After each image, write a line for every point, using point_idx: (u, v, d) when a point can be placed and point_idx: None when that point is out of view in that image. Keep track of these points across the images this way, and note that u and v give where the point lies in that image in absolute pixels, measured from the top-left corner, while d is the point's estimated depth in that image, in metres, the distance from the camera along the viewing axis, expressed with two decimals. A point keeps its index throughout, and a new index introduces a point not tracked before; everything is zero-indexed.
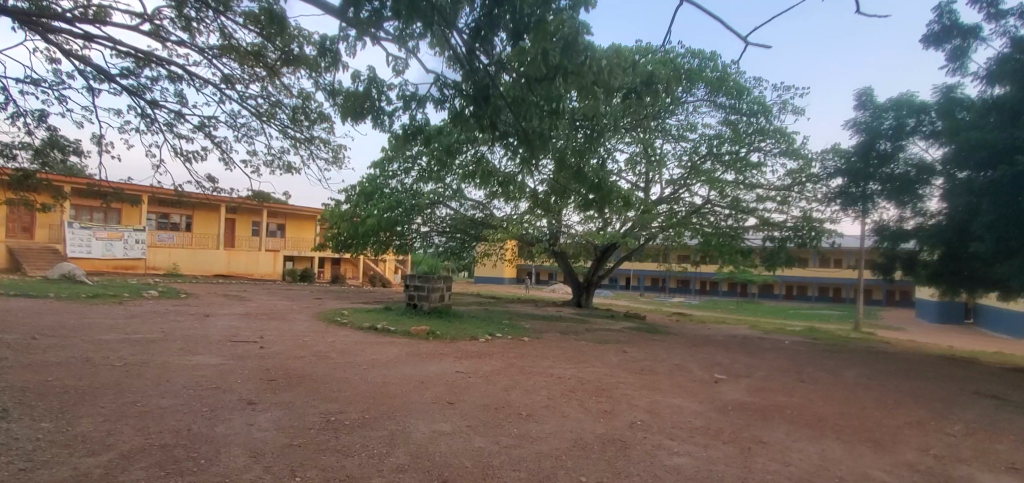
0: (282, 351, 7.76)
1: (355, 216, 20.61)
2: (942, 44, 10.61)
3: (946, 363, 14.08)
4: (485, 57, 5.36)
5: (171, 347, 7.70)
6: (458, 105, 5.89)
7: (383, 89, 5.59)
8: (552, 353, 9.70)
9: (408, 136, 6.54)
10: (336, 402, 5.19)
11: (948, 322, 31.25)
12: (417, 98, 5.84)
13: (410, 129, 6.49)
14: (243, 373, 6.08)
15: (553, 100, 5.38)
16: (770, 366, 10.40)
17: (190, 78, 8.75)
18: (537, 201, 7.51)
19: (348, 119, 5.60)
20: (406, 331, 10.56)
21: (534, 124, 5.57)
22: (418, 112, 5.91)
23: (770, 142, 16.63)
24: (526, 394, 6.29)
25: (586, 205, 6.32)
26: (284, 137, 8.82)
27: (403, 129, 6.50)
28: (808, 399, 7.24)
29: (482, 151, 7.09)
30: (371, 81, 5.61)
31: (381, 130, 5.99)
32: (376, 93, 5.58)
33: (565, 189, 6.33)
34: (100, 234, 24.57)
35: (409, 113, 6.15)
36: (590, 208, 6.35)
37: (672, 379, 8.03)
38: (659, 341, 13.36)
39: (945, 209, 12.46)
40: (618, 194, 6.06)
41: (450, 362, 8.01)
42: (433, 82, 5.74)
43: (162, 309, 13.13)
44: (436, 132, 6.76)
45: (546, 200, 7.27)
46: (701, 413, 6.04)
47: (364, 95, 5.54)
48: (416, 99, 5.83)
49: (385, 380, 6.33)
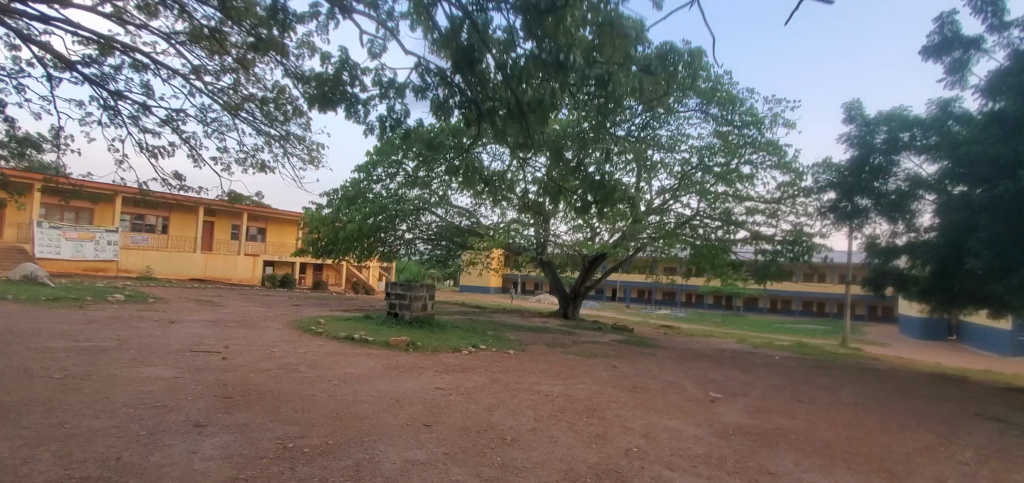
0: (247, 364, 7.15)
1: (336, 221, 19.93)
2: (942, 56, 10.60)
3: (938, 381, 13.85)
4: (478, 23, 4.90)
5: (123, 358, 7.00)
6: (442, 93, 5.44)
7: (354, 72, 5.18)
8: (539, 367, 9.20)
9: (386, 130, 6.05)
10: (296, 425, 4.61)
11: (932, 339, 31.40)
12: (396, 85, 5.41)
13: (388, 122, 6.03)
14: (196, 389, 5.46)
15: (559, 53, 4.76)
16: (765, 383, 10.03)
17: (155, 67, 8.19)
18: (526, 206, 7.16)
19: (316, 109, 5.13)
20: (384, 342, 9.98)
21: (530, 100, 5.14)
22: (396, 100, 5.46)
23: (761, 154, 16.41)
24: (510, 415, 5.77)
25: (585, 200, 5.98)
26: (256, 133, 8.28)
27: (379, 121, 6.00)
28: (810, 422, 6.83)
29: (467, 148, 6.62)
30: (341, 66, 5.19)
31: (355, 120, 5.55)
32: (347, 76, 5.16)
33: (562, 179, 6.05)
34: (70, 234, 23.19)
35: (386, 102, 5.73)
36: (589, 206, 6.00)
37: (666, 397, 7.58)
38: (648, 355, 12.93)
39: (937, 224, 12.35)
40: (620, 191, 5.72)
41: (430, 376, 7.47)
42: (413, 67, 5.29)
43: (126, 314, 12.35)
44: (418, 127, 6.29)
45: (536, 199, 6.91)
46: (701, 438, 5.59)
47: (335, 81, 5.09)
48: (394, 87, 5.39)
49: (357, 397, 5.79)
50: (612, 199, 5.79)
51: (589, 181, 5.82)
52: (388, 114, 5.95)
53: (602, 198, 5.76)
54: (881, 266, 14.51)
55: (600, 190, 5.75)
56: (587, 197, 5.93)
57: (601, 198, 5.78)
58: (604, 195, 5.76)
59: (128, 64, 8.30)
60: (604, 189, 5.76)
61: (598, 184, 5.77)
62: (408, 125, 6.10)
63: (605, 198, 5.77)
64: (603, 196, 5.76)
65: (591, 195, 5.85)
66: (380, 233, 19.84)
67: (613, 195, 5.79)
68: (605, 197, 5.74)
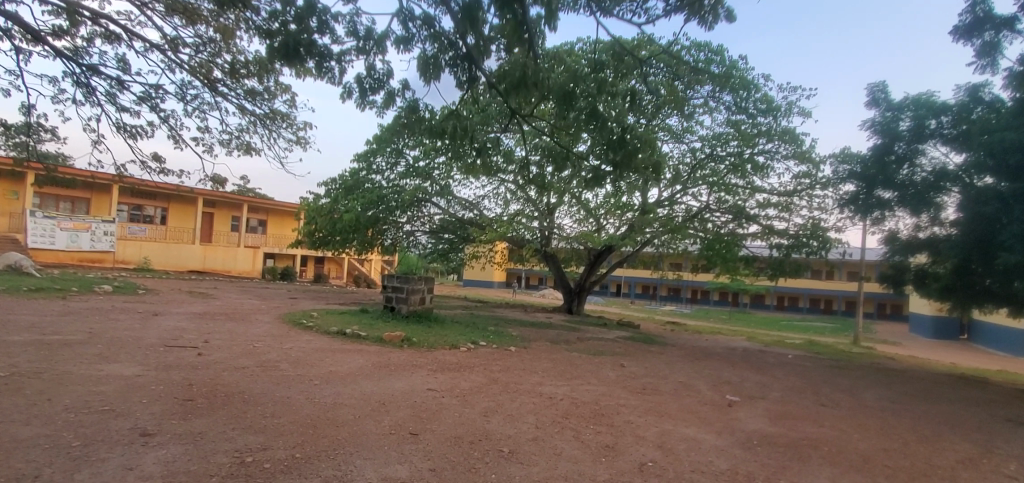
0: (223, 361, 6.60)
1: (334, 211, 19.23)
2: (972, 37, 9.74)
3: (961, 383, 13.14)
4: None
5: (88, 355, 6.50)
6: (428, 47, 5.00)
7: (324, 18, 4.83)
8: (541, 366, 8.60)
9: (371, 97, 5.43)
10: (260, 434, 4.03)
11: (943, 338, 30.63)
12: (375, 37, 5.14)
13: (367, 79, 5.38)
14: (156, 391, 4.92)
15: None
16: (783, 385, 9.37)
17: (130, 39, 7.62)
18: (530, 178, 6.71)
19: (280, 62, 4.83)
20: (378, 337, 9.39)
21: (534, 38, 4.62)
22: (376, 55, 5.18)
23: (777, 143, 15.64)
24: (509, 421, 5.18)
25: (602, 158, 5.59)
26: (243, 113, 7.74)
27: (357, 82, 5.37)
28: (840, 431, 6.18)
29: (460, 113, 5.96)
30: (303, 9, 4.79)
31: (327, 76, 5.12)
32: (316, 22, 4.83)
33: (574, 128, 5.67)
34: (64, 225, 22.77)
35: (370, 59, 5.33)
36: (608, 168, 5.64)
37: (680, 401, 6.93)
38: (656, 353, 12.31)
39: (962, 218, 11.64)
40: (646, 149, 5.29)
41: (422, 375, 6.87)
42: (396, 15, 4.92)
43: (109, 306, 11.87)
44: (404, 88, 5.70)
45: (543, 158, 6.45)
46: (723, 449, 4.96)
47: (299, 31, 4.75)
48: (373, 38, 5.13)
49: (338, 400, 5.18)
50: (635, 158, 5.37)
51: (608, 134, 5.41)
52: (369, 72, 5.34)
53: (621, 157, 5.36)
54: (899, 261, 13.96)
55: (618, 146, 5.34)
56: (605, 158, 5.58)
57: (621, 159, 5.38)
58: (627, 154, 5.34)
59: (101, 34, 7.71)
60: (628, 146, 5.34)
61: (618, 140, 5.37)
62: (393, 88, 5.52)
63: (629, 158, 5.36)
64: (625, 151, 5.34)
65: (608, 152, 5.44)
66: (380, 225, 19.29)
67: (638, 152, 5.39)
68: (627, 155, 5.33)
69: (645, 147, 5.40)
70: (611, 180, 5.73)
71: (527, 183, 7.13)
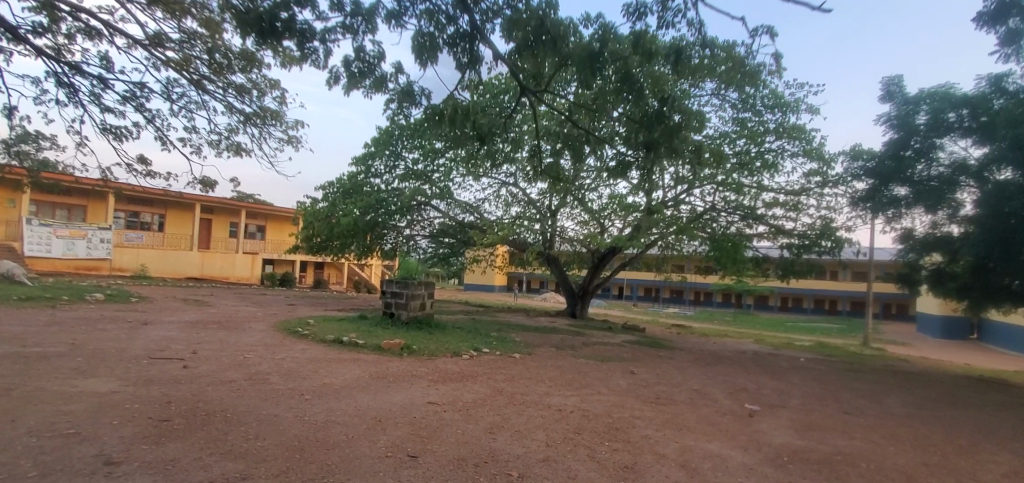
0: (210, 373, 6.19)
1: (331, 215, 18.66)
2: (997, 25, 9.35)
3: (983, 385, 12.67)
4: None
5: (66, 369, 6.10)
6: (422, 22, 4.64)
7: None
8: (548, 374, 8.15)
9: (360, 82, 5.06)
10: (241, 460, 3.62)
11: (951, 338, 30.16)
12: (364, 13, 4.78)
13: (355, 60, 5.02)
14: (132, 410, 4.52)
15: None
16: (802, 392, 8.92)
17: (112, 34, 7.25)
18: (540, 167, 6.35)
19: (254, 38, 4.44)
20: (376, 345, 8.95)
21: None
22: (365, 31, 4.84)
23: (785, 141, 15.20)
24: (516, 438, 4.75)
25: (635, 137, 5.25)
26: (233, 112, 7.41)
27: (345, 64, 5.01)
28: (873, 444, 5.73)
29: (459, 98, 5.56)
30: None
31: (306, 53, 4.76)
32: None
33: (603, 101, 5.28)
34: (61, 232, 22.56)
35: (358, 40, 5.01)
36: (638, 148, 5.33)
37: (697, 411, 6.49)
38: (666, 358, 11.86)
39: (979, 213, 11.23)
40: (688, 124, 4.96)
41: (422, 387, 6.44)
42: None
43: (98, 314, 11.45)
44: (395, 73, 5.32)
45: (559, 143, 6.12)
46: (751, 467, 4.54)
47: (277, 4, 4.37)
48: (361, 15, 4.77)
49: (329, 417, 4.73)
50: (675, 136, 5.04)
51: (644, 108, 5.08)
52: (357, 55, 4.99)
53: (660, 133, 5.02)
54: (913, 261, 13.51)
55: (656, 121, 5.01)
56: (637, 137, 5.27)
57: (658, 135, 5.03)
58: (666, 131, 5.01)
59: (82, 31, 7.34)
60: (666, 122, 5.02)
61: (654, 115, 5.05)
62: (383, 75, 5.16)
63: (667, 134, 5.04)
64: (661, 127, 5.03)
65: (643, 129, 5.13)
66: (379, 229, 18.87)
67: (677, 129, 5.07)
68: (667, 131, 5.02)
69: (682, 123, 5.08)
70: (640, 161, 5.40)
71: (533, 175, 6.76)
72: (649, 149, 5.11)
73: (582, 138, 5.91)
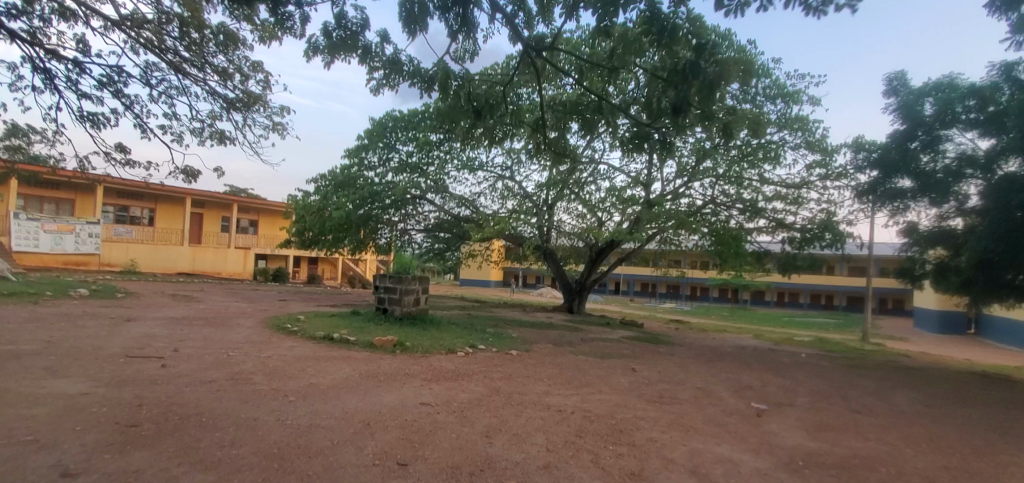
0: (189, 373, 5.83)
1: (323, 209, 18.20)
2: (1010, 10, 9.01)
3: (987, 382, 12.46)
4: None
5: (35, 369, 5.73)
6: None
7: None
8: (547, 372, 7.85)
9: (341, 49, 4.82)
10: (212, 471, 3.29)
11: (948, 333, 30.03)
12: None
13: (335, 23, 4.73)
14: (98, 414, 4.18)
15: None
16: (808, 389, 8.66)
17: (87, 14, 6.86)
18: (544, 143, 6.10)
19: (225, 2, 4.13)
20: (368, 342, 8.60)
21: None
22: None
23: (789, 132, 14.86)
24: (515, 443, 4.44)
25: (664, 94, 5.06)
26: (217, 98, 7.07)
27: (325, 32, 4.73)
28: (889, 445, 5.46)
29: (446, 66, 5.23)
30: None
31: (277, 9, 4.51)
32: None
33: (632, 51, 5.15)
34: (48, 226, 22.02)
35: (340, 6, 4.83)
36: (666, 108, 5.13)
37: (704, 411, 6.19)
38: (667, 354, 11.57)
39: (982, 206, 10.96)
40: (728, 77, 4.67)
41: (415, 386, 6.11)
42: None
43: (80, 311, 11.04)
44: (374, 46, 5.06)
45: (565, 113, 5.92)
46: (766, 472, 4.25)
47: None
48: None
49: (313, 420, 4.40)
50: (712, 91, 4.74)
51: (675, 59, 4.86)
52: (339, 22, 4.76)
53: (693, 86, 4.77)
54: (918, 255, 13.20)
55: (692, 73, 4.75)
56: (665, 95, 5.08)
57: (690, 88, 4.79)
58: (703, 87, 4.75)
59: (55, 11, 6.93)
60: (703, 74, 4.75)
61: (689, 67, 4.80)
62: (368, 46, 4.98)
63: (704, 90, 4.77)
64: (696, 81, 4.77)
65: (675, 86, 4.88)
66: (372, 222, 18.51)
67: (716, 84, 4.75)
68: (705, 85, 4.71)
69: (721, 75, 4.71)
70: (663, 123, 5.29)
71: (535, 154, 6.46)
72: (682, 106, 4.90)
73: (595, 105, 5.69)
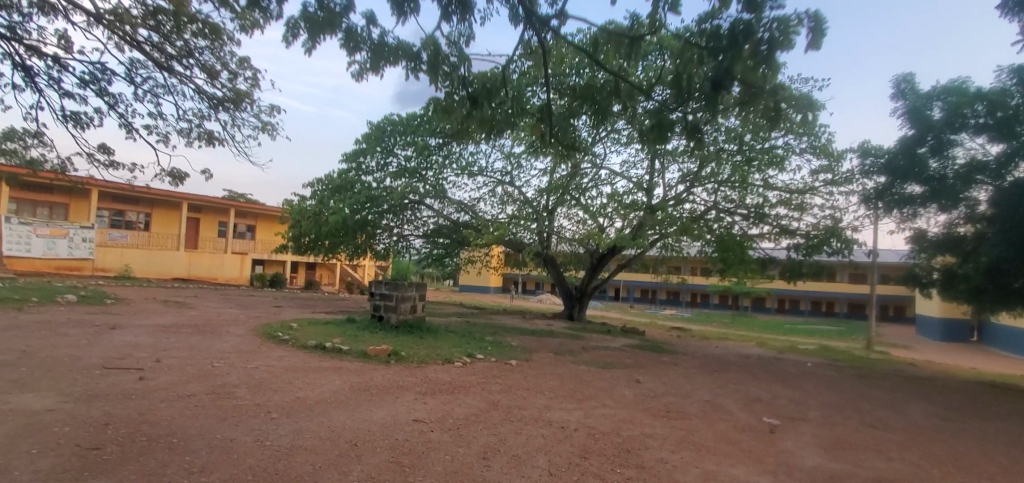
0: (169, 386, 5.49)
1: (320, 214, 17.85)
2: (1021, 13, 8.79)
3: (999, 392, 12.11)
4: None
5: (6, 381, 5.41)
6: None
7: None
8: (548, 383, 7.51)
9: (333, 28, 4.31)
10: None
11: (952, 341, 29.66)
12: None
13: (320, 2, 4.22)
14: (60, 436, 3.84)
15: None
16: (819, 402, 8.32)
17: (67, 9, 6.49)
18: (547, 133, 5.31)
19: None
20: (361, 352, 8.24)
21: None
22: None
23: (795, 136, 14.58)
24: (514, 465, 4.10)
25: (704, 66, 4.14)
26: (204, 97, 6.70)
27: (305, 16, 4.24)
28: (913, 466, 5.13)
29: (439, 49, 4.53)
30: None
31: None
32: None
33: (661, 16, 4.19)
34: (41, 231, 21.68)
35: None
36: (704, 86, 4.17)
37: (714, 428, 5.86)
38: (671, 364, 11.23)
39: (989, 213, 10.80)
40: (789, 38, 3.76)
41: (409, 400, 5.76)
42: None
43: (66, 317, 10.69)
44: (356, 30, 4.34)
45: (575, 98, 5.05)
46: None
47: None
48: None
49: (295, 441, 4.06)
50: (768, 58, 3.86)
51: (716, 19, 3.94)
52: (320, 1, 4.22)
53: (741, 53, 3.90)
54: (926, 260, 12.84)
55: (743, 35, 3.82)
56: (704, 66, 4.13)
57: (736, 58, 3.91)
58: (752, 53, 3.90)
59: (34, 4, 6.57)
60: (757, 37, 3.84)
61: (740, 29, 3.85)
62: (350, 28, 4.42)
63: (758, 57, 3.89)
64: (749, 44, 3.86)
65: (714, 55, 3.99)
66: (370, 228, 18.22)
67: (772, 48, 3.84)
68: (754, 53, 3.88)
69: (781, 38, 3.79)
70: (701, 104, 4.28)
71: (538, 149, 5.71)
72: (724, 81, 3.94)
73: (611, 86, 4.82)
